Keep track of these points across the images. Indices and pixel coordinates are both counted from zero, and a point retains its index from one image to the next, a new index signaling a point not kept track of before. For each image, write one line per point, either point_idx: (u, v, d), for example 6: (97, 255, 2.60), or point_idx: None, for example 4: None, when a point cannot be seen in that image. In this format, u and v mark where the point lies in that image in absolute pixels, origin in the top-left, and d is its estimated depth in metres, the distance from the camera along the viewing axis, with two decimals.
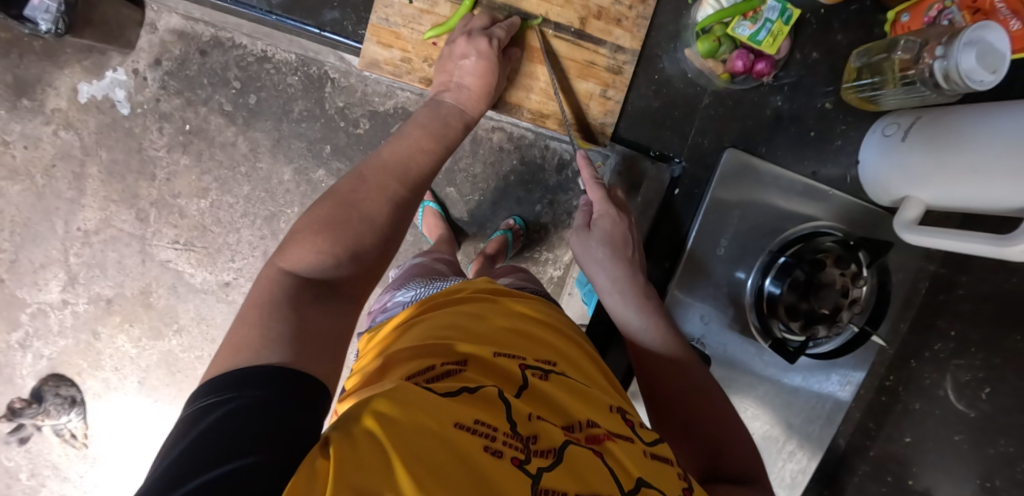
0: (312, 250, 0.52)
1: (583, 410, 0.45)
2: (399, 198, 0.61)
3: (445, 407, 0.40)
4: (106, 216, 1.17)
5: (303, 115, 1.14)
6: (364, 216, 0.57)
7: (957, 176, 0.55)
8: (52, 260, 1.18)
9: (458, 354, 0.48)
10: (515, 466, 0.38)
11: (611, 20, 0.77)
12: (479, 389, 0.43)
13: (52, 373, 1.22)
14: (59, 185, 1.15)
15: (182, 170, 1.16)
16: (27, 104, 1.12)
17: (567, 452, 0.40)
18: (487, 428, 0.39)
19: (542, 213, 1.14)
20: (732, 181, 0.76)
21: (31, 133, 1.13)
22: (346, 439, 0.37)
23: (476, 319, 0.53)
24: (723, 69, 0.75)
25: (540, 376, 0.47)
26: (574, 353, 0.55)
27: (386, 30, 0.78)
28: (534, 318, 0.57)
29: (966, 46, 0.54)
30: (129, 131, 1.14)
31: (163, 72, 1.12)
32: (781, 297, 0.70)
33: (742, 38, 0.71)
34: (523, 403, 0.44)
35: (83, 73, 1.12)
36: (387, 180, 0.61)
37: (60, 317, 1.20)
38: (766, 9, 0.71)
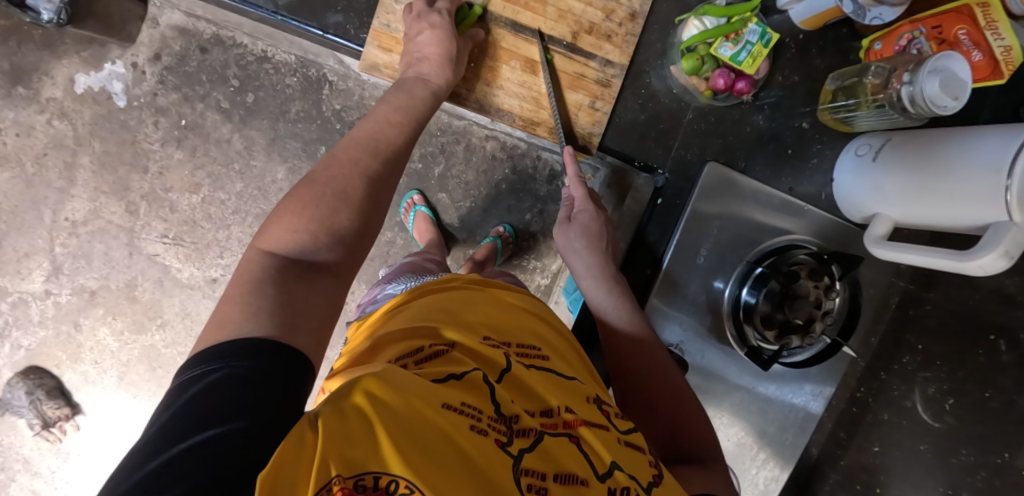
0: (288, 228, 0.53)
1: (564, 398, 0.48)
2: (371, 172, 0.61)
3: (431, 388, 0.42)
4: (95, 207, 1.17)
5: (299, 116, 1.15)
6: (336, 191, 0.57)
7: (932, 191, 0.58)
8: (37, 249, 1.17)
9: (445, 337, 0.49)
10: (498, 447, 0.40)
11: (602, 35, 0.80)
12: (464, 374, 0.45)
13: (30, 365, 1.20)
14: (49, 174, 1.15)
15: (175, 164, 1.16)
16: (22, 91, 1.12)
17: (544, 436, 0.43)
18: (473, 410, 0.42)
19: (531, 221, 1.16)
20: (713, 194, 0.79)
21: (24, 121, 1.13)
22: (337, 413, 0.39)
23: (461, 304, 0.55)
24: (706, 87, 0.78)
25: (523, 364, 0.50)
26: (559, 344, 0.56)
27: (387, 36, 0.80)
28: (520, 308, 0.59)
29: (930, 74, 0.58)
30: (125, 124, 1.15)
31: (162, 67, 1.13)
32: (757, 307, 0.73)
33: (724, 58, 0.75)
34: (507, 389, 0.46)
35: (82, 64, 1.13)
36: (359, 155, 0.62)
37: (42, 307, 1.19)
38: (747, 32, 0.74)
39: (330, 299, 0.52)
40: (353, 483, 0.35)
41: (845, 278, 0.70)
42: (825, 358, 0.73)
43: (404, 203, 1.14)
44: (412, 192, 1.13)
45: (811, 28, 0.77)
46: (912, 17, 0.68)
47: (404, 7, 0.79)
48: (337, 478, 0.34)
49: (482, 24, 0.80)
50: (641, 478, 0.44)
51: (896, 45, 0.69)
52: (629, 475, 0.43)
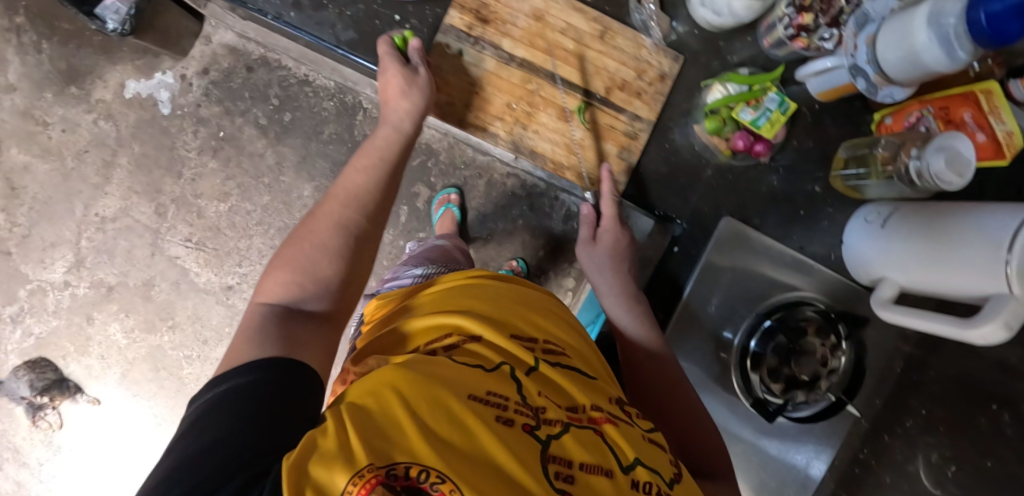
0: (280, 284, 0.56)
1: (587, 396, 0.51)
2: (349, 223, 0.62)
3: (462, 382, 0.46)
4: (125, 206, 1.21)
5: (331, 138, 1.20)
6: (316, 243, 0.59)
7: (934, 253, 0.60)
8: (64, 241, 1.22)
9: (474, 333, 0.54)
10: (525, 431, 0.43)
11: (632, 92, 0.86)
12: (492, 368, 0.49)
13: (37, 353, 1.23)
14: (87, 170, 1.21)
15: (208, 172, 1.21)
16: (75, 91, 1.20)
17: (570, 428, 0.45)
18: (499, 399, 0.46)
19: (544, 258, 1.20)
20: (726, 246, 0.82)
21: (72, 118, 1.20)
22: (364, 406, 0.42)
23: (489, 299, 0.59)
24: (727, 147, 0.82)
25: (549, 362, 0.53)
26: (580, 345, 0.60)
27: (436, 76, 0.85)
28: (545, 308, 0.62)
29: (936, 151, 0.61)
30: (165, 130, 1.20)
31: (208, 81, 1.20)
32: (764, 359, 0.75)
33: (744, 121, 0.79)
34: (531, 382, 0.49)
35: (134, 71, 1.20)
36: (335, 207, 0.64)
37: (58, 297, 1.23)
38: (766, 99, 0.79)
39: (325, 338, 0.54)
40: (386, 471, 0.37)
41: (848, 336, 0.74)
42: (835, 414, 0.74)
43: (440, 198, 1.17)
44: (450, 189, 1.17)
45: (828, 99, 0.81)
46: (921, 98, 0.73)
47: (455, 53, 0.85)
48: (368, 467, 0.37)
49: (525, 73, 0.85)
50: (663, 472, 0.46)
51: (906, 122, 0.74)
52: (651, 471, 0.45)
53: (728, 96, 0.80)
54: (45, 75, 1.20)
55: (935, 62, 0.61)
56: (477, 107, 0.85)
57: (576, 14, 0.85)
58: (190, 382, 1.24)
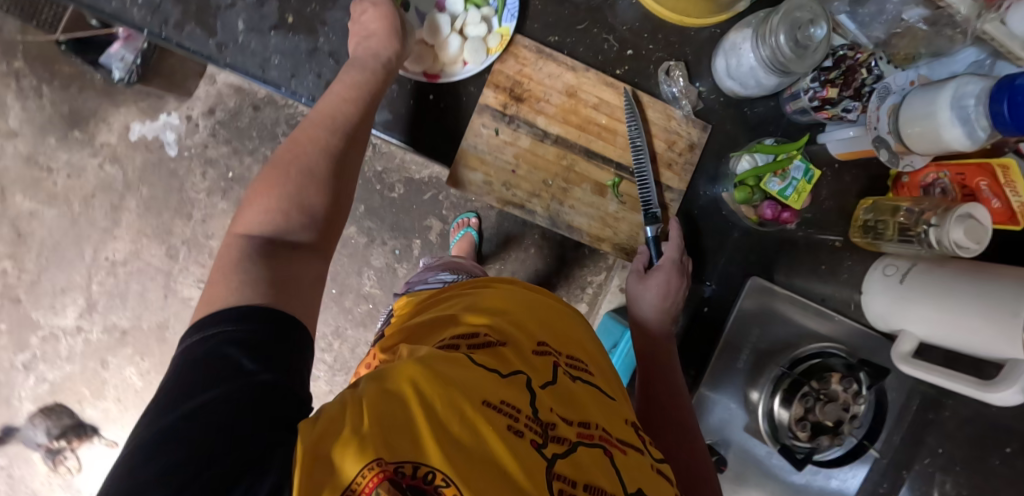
0: (263, 212, 0.53)
1: (603, 417, 0.46)
2: (333, 150, 0.59)
3: (479, 385, 0.42)
4: (136, 249, 1.21)
5: None
6: (301, 170, 0.56)
7: (954, 321, 0.61)
8: (74, 286, 1.22)
9: (501, 335, 0.50)
10: (534, 447, 0.40)
11: (663, 163, 0.78)
12: (508, 372, 0.45)
13: (52, 397, 1.23)
14: (95, 215, 1.20)
15: (218, 213, 1.21)
16: (78, 135, 1.19)
17: (580, 447, 0.42)
18: (511, 409, 0.42)
19: (557, 285, 1.22)
20: (753, 306, 0.78)
21: (77, 163, 1.19)
22: (376, 397, 0.39)
23: (514, 306, 0.56)
24: (754, 218, 0.80)
25: (569, 373, 0.49)
26: (599, 358, 0.56)
27: (473, 155, 0.76)
28: (575, 325, 0.58)
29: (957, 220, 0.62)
30: (173, 172, 1.20)
31: (215, 121, 1.19)
32: (790, 413, 0.72)
33: (772, 191, 0.77)
34: (548, 394, 0.45)
35: (138, 113, 1.19)
36: (318, 131, 0.60)
37: (71, 343, 1.23)
38: (793, 168, 0.77)
39: (317, 270, 0.53)
40: (394, 469, 0.35)
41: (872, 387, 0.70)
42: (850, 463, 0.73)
43: (459, 221, 1.19)
44: (470, 214, 1.19)
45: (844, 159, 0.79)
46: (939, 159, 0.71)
47: (491, 129, 0.75)
48: (371, 467, 0.34)
49: (559, 149, 0.77)
50: None
51: (922, 184, 0.72)
52: None
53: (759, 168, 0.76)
54: (48, 119, 1.18)
55: (955, 141, 0.63)
56: (515, 184, 0.78)
57: (607, 88, 0.76)
58: None
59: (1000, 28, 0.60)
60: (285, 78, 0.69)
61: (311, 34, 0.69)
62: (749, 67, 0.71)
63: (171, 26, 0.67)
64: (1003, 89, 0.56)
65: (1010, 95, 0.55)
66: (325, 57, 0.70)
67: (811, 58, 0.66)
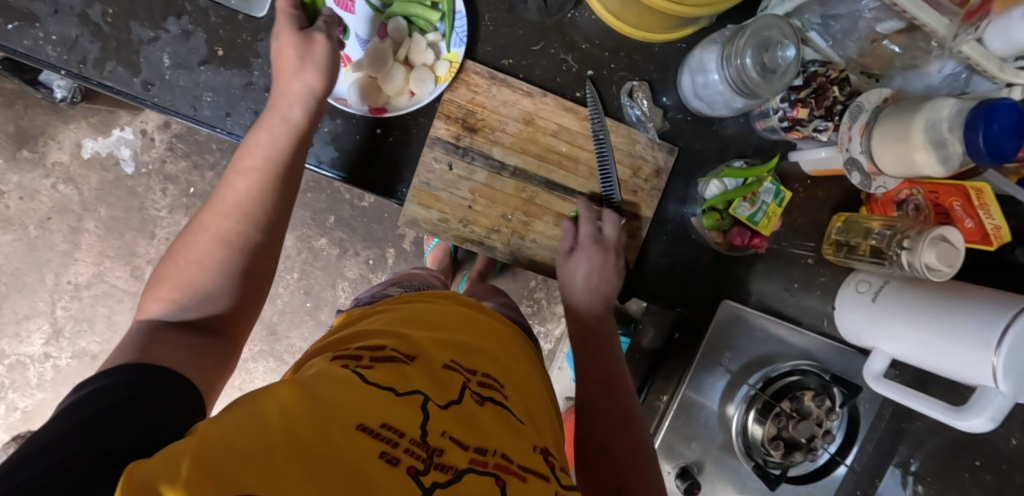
0: (161, 296, 0.53)
1: (507, 440, 0.39)
2: (232, 237, 0.56)
3: (362, 406, 0.37)
4: (99, 271, 1.17)
5: (308, 186, 1.14)
6: (193, 257, 0.55)
7: (940, 360, 0.60)
8: (38, 312, 1.18)
9: (411, 346, 0.45)
10: (409, 475, 0.33)
11: (627, 191, 0.75)
12: (403, 389, 0.40)
13: (25, 426, 1.20)
14: (53, 238, 1.16)
15: (182, 230, 1.17)
16: (27, 155, 1.13)
17: (465, 477, 0.35)
18: (392, 433, 0.36)
19: (536, 287, 1.20)
20: (722, 331, 0.76)
21: (29, 185, 1.14)
22: (233, 423, 0.34)
23: (439, 320, 0.51)
24: (723, 243, 0.77)
25: (479, 392, 0.43)
26: (526, 376, 0.50)
27: (427, 193, 0.72)
28: (508, 338, 0.53)
29: (929, 245, 0.62)
30: (132, 190, 1.15)
31: (172, 135, 1.14)
32: (765, 430, 0.72)
33: (741, 217, 0.74)
34: (444, 415, 0.39)
35: (90, 129, 1.14)
36: (217, 218, 0.57)
37: (40, 371, 1.19)
38: (762, 192, 0.74)
39: (209, 353, 0.52)
40: None
41: (845, 401, 0.73)
42: (827, 476, 0.75)
43: None
44: None
45: (814, 176, 0.77)
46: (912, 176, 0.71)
47: (444, 165, 0.71)
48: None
49: (518, 183, 0.73)
50: None
51: (895, 199, 0.71)
52: None
53: (726, 192, 0.74)
54: None
55: (930, 165, 0.62)
56: (474, 221, 0.73)
57: (567, 114, 0.73)
58: None
59: (978, 49, 0.57)
60: (219, 116, 0.68)
61: (244, 68, 0.67)
62: (718, 89, 0.69)
63: (91, 65, 0.64)
64: (982, 114, 0.55)
65: (985, 126, 0.54)
66: (263, 93, 0.67)
67: (780, 81, 0.65)
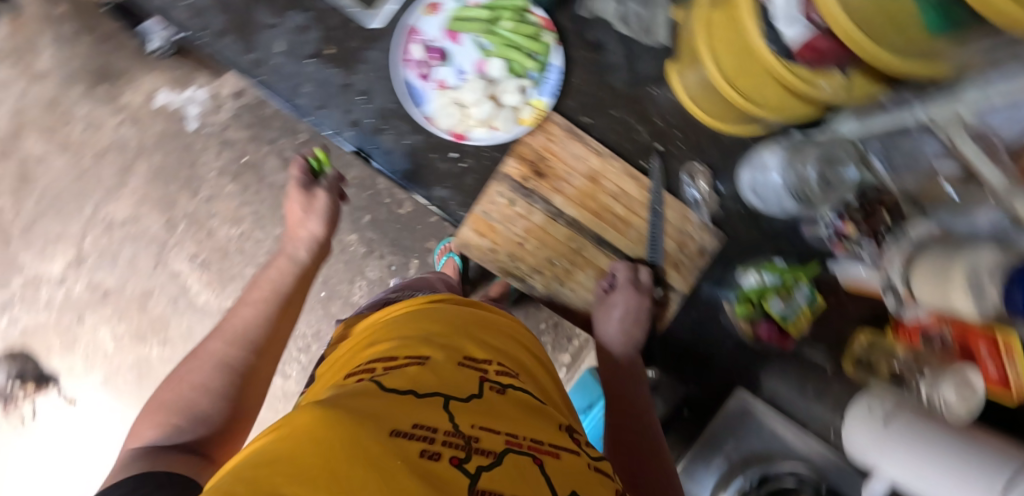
0: (155, 423, 0.59)
1: (530, 427, 0.45)
2: (230, 360, 0.65)
3: (393, 412, 0.41)
4: (135, 214, 1.21)
5: (354, 182, 1.19)
6: (192, 384, 0.62)
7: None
8: (67, 237, 1.22)
9: (423, 354, 0.50)
10: (454, 465, 0.38)
11: (672, 262, 0.81)
12: (424, 393, 0.45)
13: (22, 341, 1.24)
14: (103, 171, 1.20)
15: (223, 195, 1.20)
16: (104, 90, 1.19)
17: (505, 457, 0.41)
18: (427, 431, 0.40)
19: (544, 331, 1.21)
20: (731, 421, 0.77)
21: (97, 117, 1.20)
22: (270, 446, 0.37)
23: (444, 328, 0.56)
24: (751, 334, 0.81)
25: (497, 386, 0.49)
26: (533, 372, 0.57)
27: (485, 222, 0.80)
28: (511, 340, 0.60)
29: (948, 383, 0.67)
30: (189, 146, 1.20)
31: (241, 105, 1.19)
32: None
33: (773, 312, 0.78)
34: (469, 412, 0.44)
35: (168, 82, 1.19)
36: (218, 344, 0.66)
37: (52, 292, 1.23)
38: (798, 292, 0.79)
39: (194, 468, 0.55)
40: None
41: None
42: None
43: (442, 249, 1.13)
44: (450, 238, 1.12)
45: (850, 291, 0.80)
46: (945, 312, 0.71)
47: (506, 200, 0.80)
48: None
49: (570, 232, 0.80)
50: None
51: (923, 329, 0.70)
52: None
53: (763, 286, 0.78)
54: (77, 70, 1.19)
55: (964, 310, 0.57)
56: (522, 258, 0.81)
57: (630, 180, 0.80)
58: None
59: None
60: (328, 116, 0.78)
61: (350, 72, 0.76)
62: (773, 188, 0.75)
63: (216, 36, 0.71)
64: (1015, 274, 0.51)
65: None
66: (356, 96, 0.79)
67: (835, 193, 0.72)
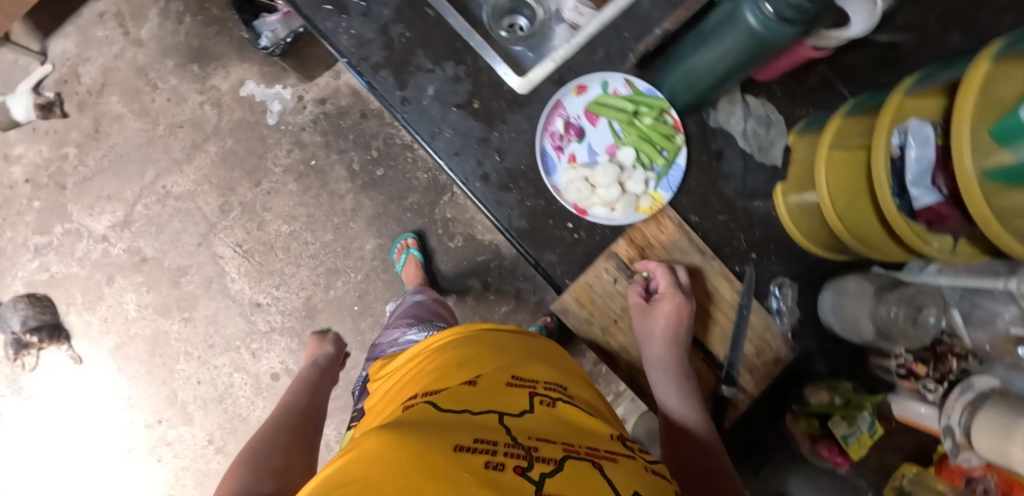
0: (237, 465, 0.60)
1: (584, 439, 0.47)
2: (290, 426, 0.71)
3: (454, 431, 0.43)
4: (193, 190, 1.23)
5: (412, 207, 1.22)
6: (268, 439, 0.66)
7: None
8: (120, 198, 1.24)
9: (471, 374, 0.53)
10: (518, 475, 0.39)
11: (764, 371, 0.75)
12: (480, 412, 0.47)
13: (46, 289, 1.24)
14: (174, 144, 1.23)
15: (283, 191, 1.22)
16: (196, 70, 1.24)
17: (565, 463, 0.42)
18: (488, 445, 0.42)
19: None
20: None
21: (181, 92, 1.24)
22: (346, 461, 0.40)
23: (490, 348, 0.59)
24: (808, 448, 0.74)
25: (547, 401, 0.51)
26: (579, 387, 0.59)
27: (586, 293, 0.73)
28: (552, 358, 0.62)
29: None
30: (263, 138, 1.23)
31: (322, 111, 1.23)
32: None
33: (836, 436, 0.70)
34: (524, 427, 0.46)
35: (258, 75, 1.24)
36: (277, 417, 0.73)
37: (89, 248, 1.24)
38: (861, 418, 0.71)
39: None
40: None
41: None
42: None
43: (399, 245, 1.18)
44: (408, 236, 1.19)
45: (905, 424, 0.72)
46: None
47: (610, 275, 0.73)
48: None
49: None
50: None
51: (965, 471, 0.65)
52: None
53: (833, 405, 0.71)
54: (176, 45, 1.24)
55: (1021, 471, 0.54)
56: (612, 335, 0.75)
57: (725, 282, 0.74)
58: (178, 379, 1.22)
59: None
60: (448, 151, 0.73)
61: (489, 124, 0.73)
62: (860, 321, 0.68)
63: (369, 64, 0.73)
64: None
65: None
66: (492, 151, 0.73)
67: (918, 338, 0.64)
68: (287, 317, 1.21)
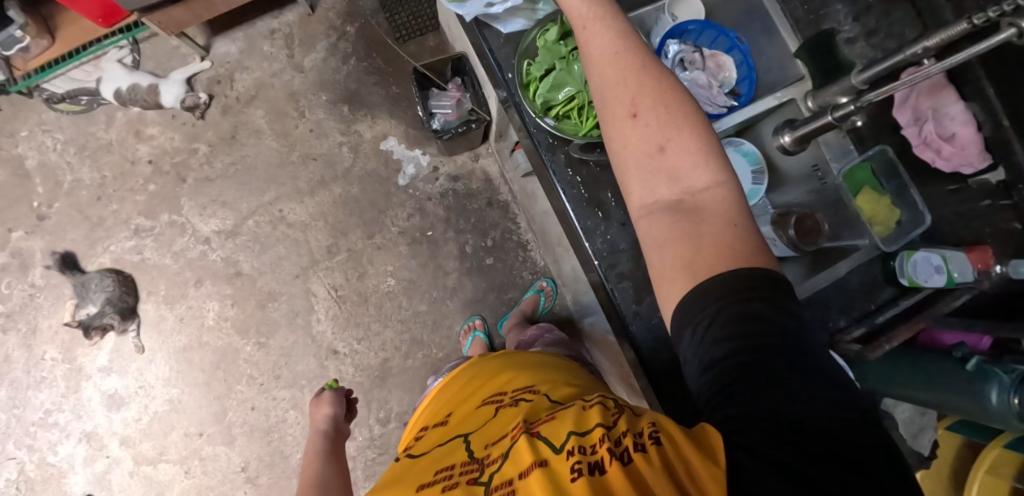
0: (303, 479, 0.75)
1: (535, 414, 0.51)
2: (326, 445, 0.84)
3: (424, 476, 0.50)
4: (307, 223, 1.25)
5: (510, 303, 1.25)
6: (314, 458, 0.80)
7: None
8: (233, 208, 1.25)
9: (455, 417, 0.60)
10: (468, 486, 0.45)
11: None
12: (450, 445, 0.54)
13: (133, 271, 1.23)
14: (303, 173, 1.25)
15: (392, 251, 1.24)
16: (345, 111, 1.27)
17: (509, 450, 0.46)
18: (446, 474, 0.48)
19: None
20: None
21: (326, 127, 1.26)
22: None
23: (468, 384, 0.66)
24: None
25: (509, 402, 0.56)
26: (547, 373, 0.63)
27: None
28: (518, 364, 0.67)
29: None
30: (388, 195, 1.26)
31: (452, 187, 1.26)
32: None
33: None
34: (483, 439, 0.51)
35: (402, 134, 1.27)
36: (314, 442, 0.86)
37: (188, 245, 1.24)
38: None
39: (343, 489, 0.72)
40: None
41: None
42: None
43: (466, 325, 1.22)
44: (475, 317, 1.23)
45: None
46: None
47: None
48: None
49: None
50: (596, 422, 0.44)
51: None
52: (580, 430, 0.43)
53: None
54: (333, 82, 1.27)
55: None
56: None
57: None
58: (234, 398, 1.22)
59: None
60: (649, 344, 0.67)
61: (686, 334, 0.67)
62: None
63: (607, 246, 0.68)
64: None
65: None
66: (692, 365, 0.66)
67: None
68: (359, 372, 1.22)
